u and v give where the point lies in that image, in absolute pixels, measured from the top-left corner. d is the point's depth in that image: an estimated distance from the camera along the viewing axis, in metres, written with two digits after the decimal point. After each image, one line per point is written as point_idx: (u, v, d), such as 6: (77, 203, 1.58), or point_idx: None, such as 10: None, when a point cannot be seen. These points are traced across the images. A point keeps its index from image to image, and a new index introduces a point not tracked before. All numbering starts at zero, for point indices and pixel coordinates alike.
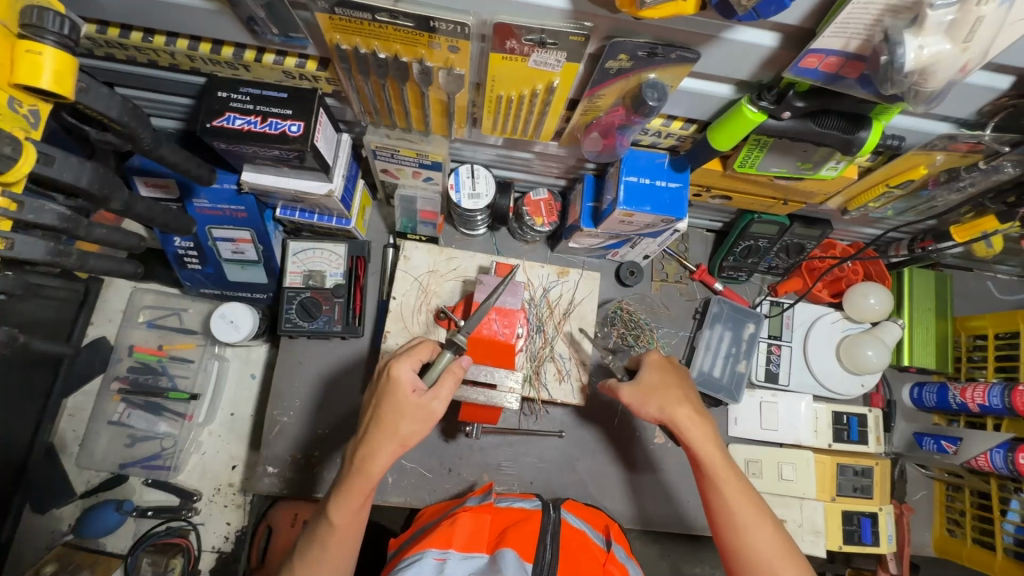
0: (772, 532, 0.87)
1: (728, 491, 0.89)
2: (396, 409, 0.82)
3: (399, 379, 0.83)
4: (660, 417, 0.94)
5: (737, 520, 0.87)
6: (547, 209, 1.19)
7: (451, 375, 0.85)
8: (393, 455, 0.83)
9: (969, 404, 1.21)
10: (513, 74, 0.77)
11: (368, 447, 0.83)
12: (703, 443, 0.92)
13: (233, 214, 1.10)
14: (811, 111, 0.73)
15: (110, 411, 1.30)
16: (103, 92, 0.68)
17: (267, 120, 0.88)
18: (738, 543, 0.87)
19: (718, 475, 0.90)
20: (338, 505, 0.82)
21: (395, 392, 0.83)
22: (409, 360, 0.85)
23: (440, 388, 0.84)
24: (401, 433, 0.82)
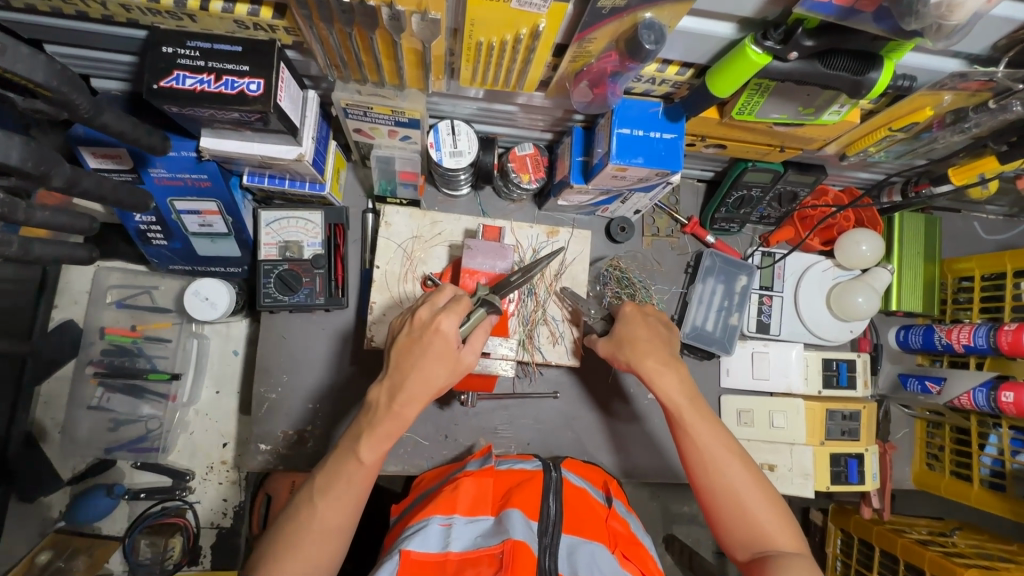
0: (744, 469, 0.88)
1: (695, 432, 0.90)
2: (438, 362, 0.82)
3: (446, 333, 0.81)
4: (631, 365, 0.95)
5: (705, 459, 0.88)
6: (533, 165, 1.12)
7: (481, 330, 0.86)
8: (425, 401, 0.84)
9: (954, 344, 1.23)
10: (495, 17, 0.70)
11: (405, 392, 0.82)
12: (670, 388, 0.92)
13: (196, 184, 1.01)
14: (820, 50, 0.67)
15: (88, 396, 1.25)
16: (24, 52, 0.58)
17: (221, 78, 0.79)
18: (709, 482, 0.88)
19: (685, 417, 0.91)
20: (369, 445, 0.83)
21: (442, 345, 0.82)
22: (457, 315, 0.82)
23: (474, 344, 0.86)
24: (435, 382, 0.83)
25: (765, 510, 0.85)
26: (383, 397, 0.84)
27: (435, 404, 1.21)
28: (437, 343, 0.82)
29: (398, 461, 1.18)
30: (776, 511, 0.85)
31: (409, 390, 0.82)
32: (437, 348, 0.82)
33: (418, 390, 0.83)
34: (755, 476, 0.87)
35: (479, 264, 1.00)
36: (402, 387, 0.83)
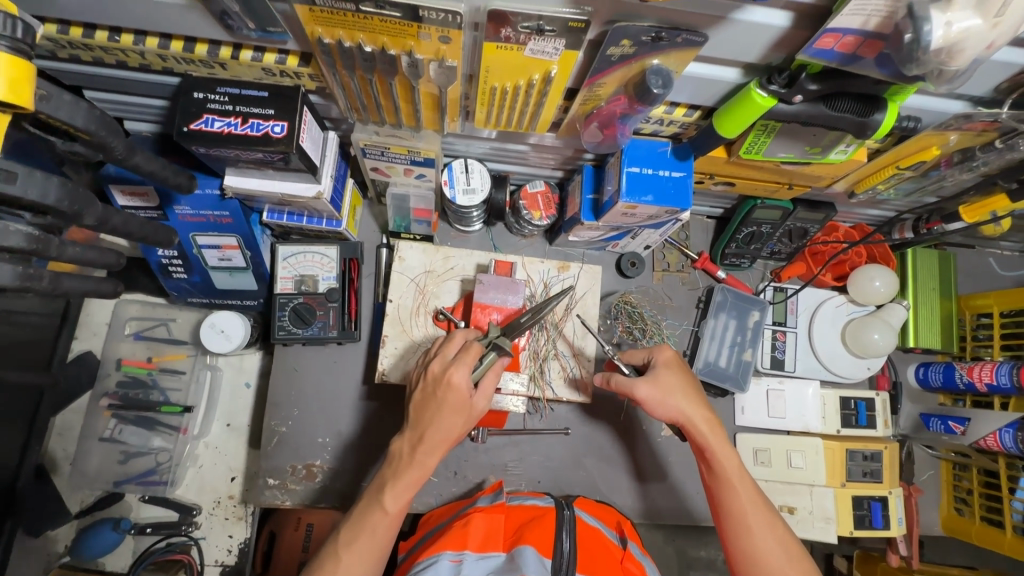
0: (784, 537, 0.86)
1: (739, 494, 0.88)
2: (454, 411, 0.83)
3: (460, 382, 0.82)
4: (672, 414, 0.91)
5: (744, 523, 0.87)
6: (544, 202, 1.14)
7: (494, 374, 0.87)
8: (446, 451, 0.85)
9: (976, 383, 1.19)
10: (508, 65, 0.73)
11: (428, 440, 0.83)
12: (718, 448, 0.90)
13: (218, 220, 1.04)
14: (825, 93, 0.69)
15: (100, 428, 1.26)
16: (66, 99, 0.61)
17: (248, 121, 0.83)
18: (744, 548, 0.86)
19: (730, 479, 0.89)
20: (393, 493, 0.83)
21: (457, 394, 0.82)
22: (469, 364, 0.83)
23: (486, 389, 0.86)
24: (453, 432, 0.84)
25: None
26: (405, 448, 0.85)
27: None
28: (452, 397, 0.82)
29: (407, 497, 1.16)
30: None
31: (430, 440, 0.83)
32: (453, 398, 0.82)
33: (439, 440, 0.84)
34: (790, 547, 0.85)
35: (490, 299, 1.01)
36: (424, 437, 0.84)
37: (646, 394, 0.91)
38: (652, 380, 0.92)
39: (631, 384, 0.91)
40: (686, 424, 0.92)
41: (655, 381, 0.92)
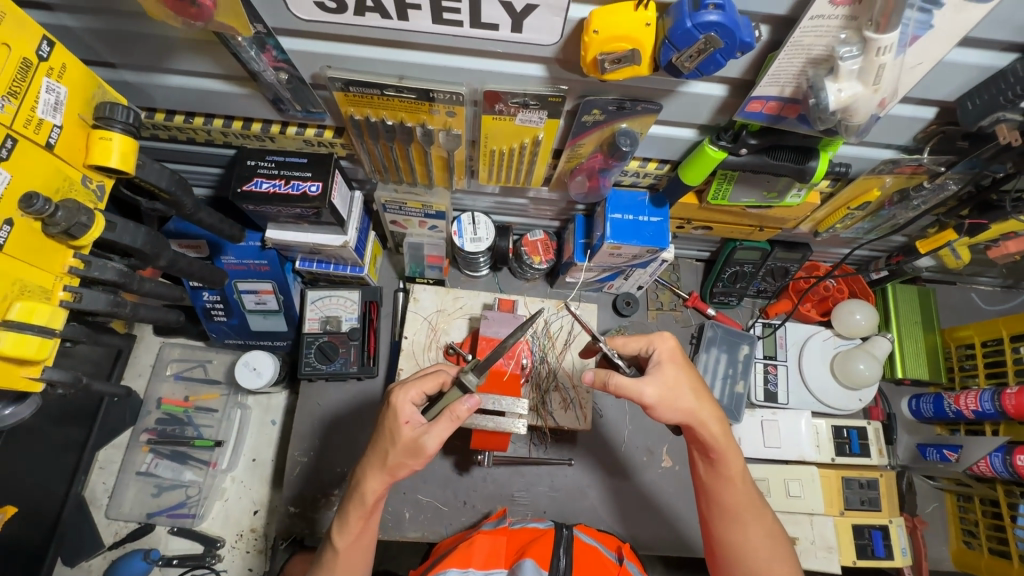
0: (772, 531, 0.87)
1: (735, 492, 0.88)
2: (388, 440, 0.86)
3: (397, 409, 0.86)
4: (680, 412, 0.86)
5: (737, 518, 0.88)
6: (543, 248, 1.28)
7: (448, 416, 0.83)
8: (386, 483, 0.87)
9: (964, 410, 1.24)
10: (504, 131, 0.88)
11: (363, 470, 0.88)
12: (725, 448, 0.87)
13: (257, 268, 1.20)
14: (765, 146, 0.83)
15: (138, 462, 1.37)
16: (156, 167, 0.78)
17: (290, 182, 0.99)
18: (732, 539, 0.88)
19: (730, 477, 0.88)
20: (340, 530, 0.90)
21: (390, 421, 0.86)
22: (412, 392, 0.87)
23: (434, 430, 0.83)
24: (388, 462, 0.86)
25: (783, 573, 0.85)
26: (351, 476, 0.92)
27: (455, 470, 1.24)
28: (388, 423, 0.87)
29: (418, 526, 1.19)
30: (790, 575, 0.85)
31: (365, 471, 0.88)
32: (388, 425, 0.87)
33: (374, 471, 0.87)
34: (778, 541, 0.87)
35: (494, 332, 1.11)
36: (363, 466, 0.89)
37: (653, 395, 0.84)
38: (657, 379, 0.86)
39: (637, 390, 0.84)
40: (692, 423, 0.87)
41: (658, 384, 0.85)
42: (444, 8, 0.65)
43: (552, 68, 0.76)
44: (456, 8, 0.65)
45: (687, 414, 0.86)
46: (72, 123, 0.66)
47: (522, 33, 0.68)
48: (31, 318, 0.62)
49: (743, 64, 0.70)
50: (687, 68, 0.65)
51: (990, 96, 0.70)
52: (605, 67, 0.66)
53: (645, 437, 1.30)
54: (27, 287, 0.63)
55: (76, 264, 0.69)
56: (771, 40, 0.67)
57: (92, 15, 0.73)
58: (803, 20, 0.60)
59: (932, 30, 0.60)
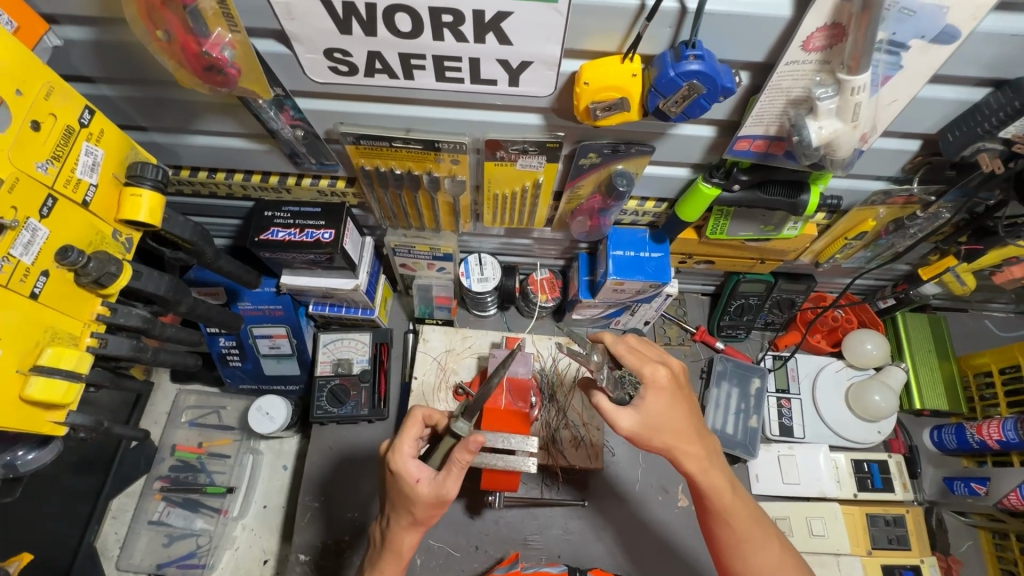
0: (783, 554, 0.84)
1: (736, 527, 0.85)
2: (407, 499, 0.86)
3: (401, 471, 0.86)
4: (664, 446, 0.86)
5: (740, 547, 0.85)
6: (548, 287, 1.31)
7: (457, 465, 0.83)
8: (418, 532, 0.89)
9: (988, 441, 1.20)
10: (506, 176, 0.93)
11: (392, 529, 0.90)
12: (712, 481, 0.86)
13: (272, 313, 1.24)
14: (757, 182, 0.87)
15: (150, 511, 1.36)
16: (180, 220, 0.83)
17: (304, 231, 1.03)
18: (742, 570, 0.85)
19: (727, 513, 0.86)
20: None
21: (398, 484, 0.86)
22: (409, 448, 0.88)
23: (453, 478, 0.84)
24: (416, 517, 0.87)
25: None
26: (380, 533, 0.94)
27: (466, 513, 1.22)
28: (400, 484, 0.86)
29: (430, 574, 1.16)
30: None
31: (394, 528, 0.89)
32: (399, 488, 0.86)
33: (403, 527, 0.89)
34: (789, 563, 0.84)
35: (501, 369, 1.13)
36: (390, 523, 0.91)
37: (635, 426, 0.85)
38: (641, 412, 0.86)
39: (615, 419, 0.86)
40: (676, 458, 0.87)
41: (642, 411, 0.86)
42: (446, 67, 0.71)
43: (549, 116, 0.81)
44: (458, 66, 0.71)
45: (671, 447, 0.86)
46: (107, 182, 0.72)
47: (520, 86, 0.73)
48: (59, 362, 0.66)
49: (728, 106, 0.74)
50: (674, 112, 0.69)
51: (969, 128, 0.73)
52: (597, 114, 0.71)
53: (659, 475, 1.27)
54: (57, 334, 0.67)
55: (103, 311, 0.73)
56: (752, 85, 0.72)
57: (130, 85, 0.80)
58: (779, 65, 0.64)
59: (902, 70, 0.64)
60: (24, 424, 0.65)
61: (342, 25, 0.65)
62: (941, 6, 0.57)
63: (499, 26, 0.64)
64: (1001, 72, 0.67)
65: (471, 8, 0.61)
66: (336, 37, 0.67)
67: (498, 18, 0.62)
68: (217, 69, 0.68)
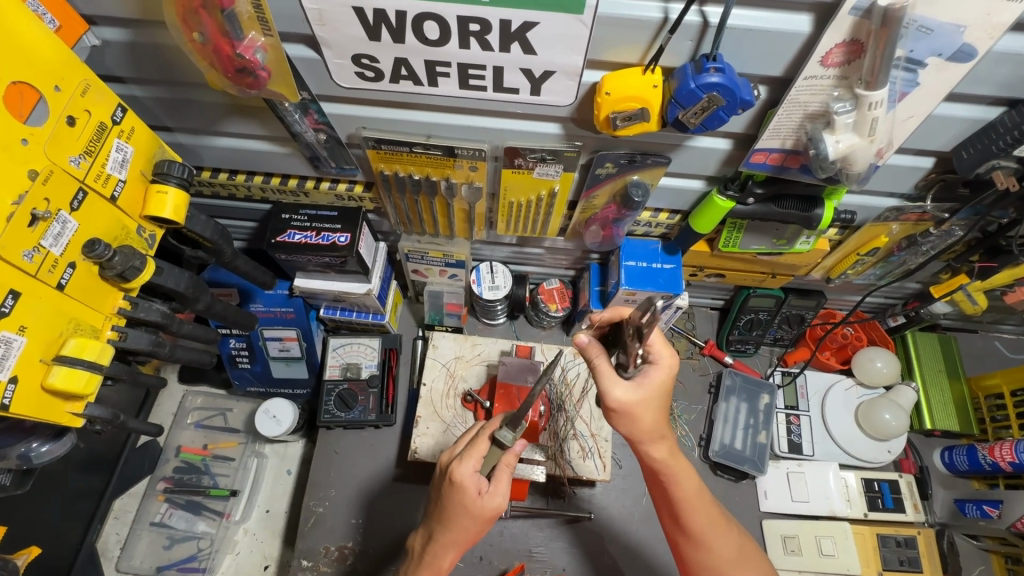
0: (739, 542, 0.88)
1: (696, 516, 0.84)
2: (460, 514, 0.82)
3: (465, 485, 0.81)
4: (632, 433, 0.80)
5: (699, 537, 0.86)
6: (559, 296, 1.31)
7: (506, 469, 0.83)
8: (460, 551, 0.87)
9: (1001, 463, 1.19)
10: (523, 184, 0.94)
11: (437, 546, 0.87)
12: (675, 470, 0.83)
13: (284, 315, 1.25)
14: (772, 196, 0.88)
15: (153, 512, 1.35)
16: (201, 218, 0.85)
17: (321, 233, 1.03)
18: (700, 555, 0.87)
19: (688, 502, 0.84)
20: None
21: (460, 496, 0.81)
22: (473, 462, 0.82)
23: (501, 486, 0.83)
24: (468, 534, 0.85)
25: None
26: (420, 543, 0.91)
27: None
28: (459, 496, 0.81)
29: None
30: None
31: (441, 541, 0.86)
32: (459, 502, 0.82)
33: (451, 542, 0.86)
34: (745, 551, 0.88)
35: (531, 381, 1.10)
36: (434, 538, 0.87)
37: (627, 397, 0.75)
38: (631, 384, 0.76)
39: (607, 386, 0.76)
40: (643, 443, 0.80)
41: (635, 386, 0.76)
42: (470, 75, 0.73)
43: (568, 126, 0.82)
44: (482, 74, 0.72)
45: (641, 436, 0.80)
46: (135, 178, 0.73)
47: (541, 96, 0.75)
48: (82, 353, 0.66)
49: (746, 119, 0.76)
50: (693, 123, 0.70)
51: (983, 146, 0.74)
52: (617, 124, 0.72)
53: None
54: (80, 325, 0.68)
55: (124, 304, 0.74)
56: (769, 98, 0.73)
57: (160, 86, 0.82)
58: (798, 80, 0.66)
59: (919, 87, 0.65)
60: (44, 413, 0.65)
61: (372, 32, 0.67)
62: (958, 25, 0.58)
63: (525, 36, 0.65)
64: (1016, 92, 0.68)
65: (499, 18, 0.63)
66: (365, 43, 0.68)
67: (524, 28, 0.64)
68: (248, 71, 0.70)
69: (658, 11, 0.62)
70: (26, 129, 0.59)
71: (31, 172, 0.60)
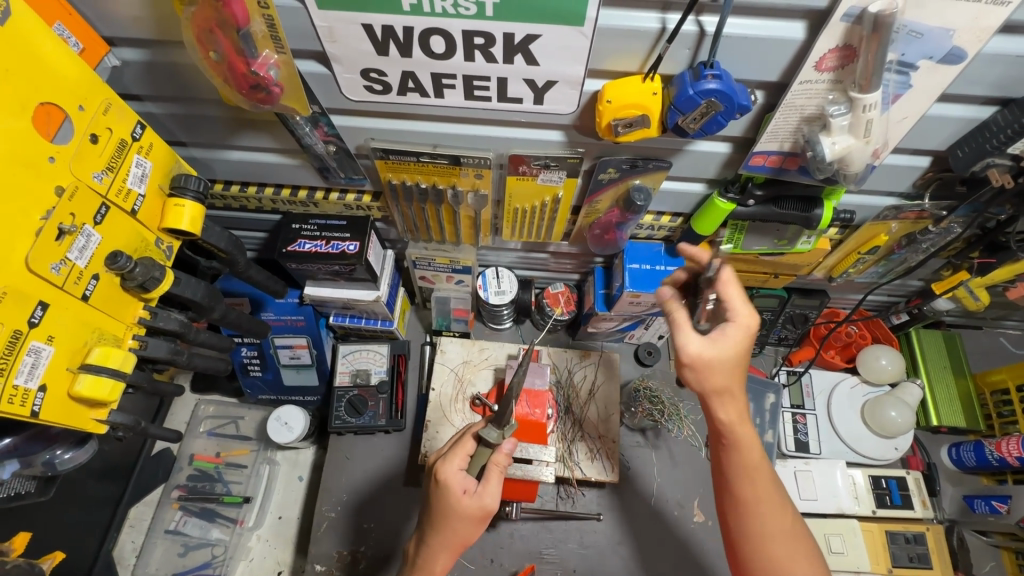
0: (792, 522, 0.81)
1: (760, 485, 0.80)
2: (448, 515, 0.86)
3: (450, 483, 0.86)
4: (701, 390, 0.79)
5: (753, 505, 0.80)
6: (564, 300, 1.32)
7: (495, 469, 0.87)
8: (454, 555, 0.89)
9: (1008, 458, 1.19)
10: (527, 191, 0.96)
11: (428, 549, 0.89)
12: (742, 435, 0.80)
13: (294, 323, 1.27)
14: (772, 197, 0.90)
15: (167, 520, 1.36)
16: (216, 230, 0.87)
17: (330, 242, 1.06)
18: (749, 527, 0.80)
19: (753, 469, 0.80)
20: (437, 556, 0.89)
21: (446, 494, 0.86)
22: (458, 460, 0.88)
23: (489, 485, 0.87)
24: (458, 536, 0.87)
25: (805, 569, 0.78)
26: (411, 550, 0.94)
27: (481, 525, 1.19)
28: (446, 494, 0.86)
29: None
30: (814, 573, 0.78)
31: (431, 544, 0.88)
32: (444, 502, 0.86)
33: (442, 545, 0.88)
34: (800, 534, 0.80)
35: (541, 384, 1.06)
36: (427, 540, 0.88)
37: (702, 350, 0.76)
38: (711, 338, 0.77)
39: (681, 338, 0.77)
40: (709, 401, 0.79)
41: (709, 341, 0.76)
42: (475, 86, 0.75)
43: (570, 133, 0.85)
44: (486, 85, 0.75)
45: (709, 389, 0.78)
46: (154, 192, 0.75)
47: (544, 104, 0.77)
48: (106, 361, 0.69)
49: (744, 122, 0.78)
50: (692, 128, 0.72)
51: (978, 144, 0.75)
52: (618, 130, 0.74)
53: (676, 491, 1.24)
54: (103, 335, 0.71)
55: (144, 314, 0.77)
56: (766, 103, 0.75)
57: (175, 103, 0.85)
58: (794, 84, 0.68)
59: (912, 88, 0.67)
60: (69, 420, 0.67)
61: (379, 47, 0.69)
62: (947, 28, 0.60)
63: (527, 48, 0.68)
64: (1008, 91, 0.69)
65: (502, 31, 0.65)
66: (373, 57, 0.71)
67: (527, 40, 0.67)
68: (261, 87, 0.73)
69: (656, 22, 0.64)
70: (53, 147, 0.61)
71: (58, 188, 0.62)
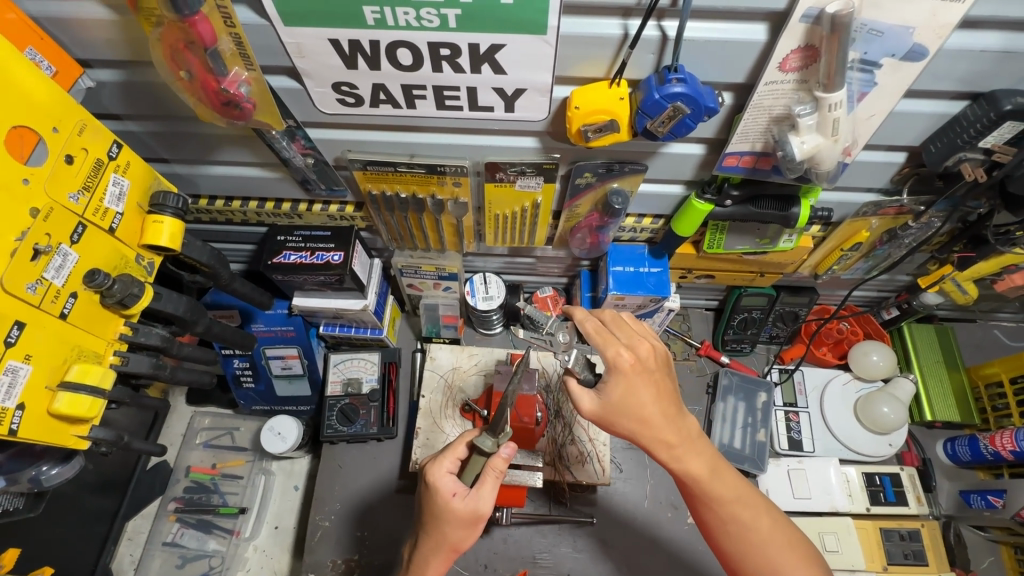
0: (758, 503, 0.82)
1: (722, 511, 0.81)
2: (440, 518, 0.85)
3: (439, 486, 0.85)
4: (630, 433, 0.80)
5: (715, 503, 0.81)
6: (553, 304, 1.33)
7: (491, 474, 0.85)
8: (448, 559, 0.87)
9: (1002, 452, 1.19)
10: (507, 197, 0.97)
11: (421, 556, 0.88)
12: (683, 450, 0.81)
13: (284, 334, 1.28)
14: (749, 197, 0.90)
15: (165, 532, 1.36)
16: (198, 244, 0.88)
17: (315, 253, 1.07)
18: (722, 520, 0.82)
19: (712, 498, 0.81)
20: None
21: (436, 500, 0.85)
22: (447, 462, 0.87)
23: (483, 490, 0.84)
24: (451, 540, 0.85)
25: (779, 549, 0.80)
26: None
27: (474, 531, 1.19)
28: (434, 499, 0.85)
29: None
30: (807, 567, 0.80)
31: (422, 553, 0.88)
32: (434, 504, 0.85)
33: (434, 552, 0.87)
34: (768, 515, 0.82)
35: (533, 389, 1.02)
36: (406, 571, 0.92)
37: (596, 411, 0.80)
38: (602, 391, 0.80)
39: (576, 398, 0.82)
40: (640, 431, 0.80)
41: (602, 394, 0.80)
42: (446, 96, 0.76)
43: (544, 139, 0.85)
44: (457, 95, 0.76)
45: (636, 424, 0.79)
46: (132, 210, 0.76)
47: (516, 112, 0.77)
48: (85, 378, 0.70)
49: (715, 124, 0.78)
50: (661, 131, 0.72)
51: (950, 139, 0.75)
52: (589, 135, 0.75)
53: (667, 491, 1.26)
54: (83, 352, 0.72)
55: (125, 330, 0.78)
56: (735, 104, 0.76)
57: (154, 121, 0.87)
58: (759, 85, 0.68)
59: (877, 86, 0.67)
60: (51, 437, 0.69)
61: (348, 61, 0.70)
62: (906, 26, 0.60)
63: (494, 58, 0.69)
64: (975, 86, 0.70)
65: (467, 41, 0.66)
66: (344, 71, 0.72)
67: (492, 50, 0.67)
68: (234, 104, 0.74)
69: (618, 28, 0.65)
70: (27, 169, 0.62)
71: (33, 210, 0.64)
